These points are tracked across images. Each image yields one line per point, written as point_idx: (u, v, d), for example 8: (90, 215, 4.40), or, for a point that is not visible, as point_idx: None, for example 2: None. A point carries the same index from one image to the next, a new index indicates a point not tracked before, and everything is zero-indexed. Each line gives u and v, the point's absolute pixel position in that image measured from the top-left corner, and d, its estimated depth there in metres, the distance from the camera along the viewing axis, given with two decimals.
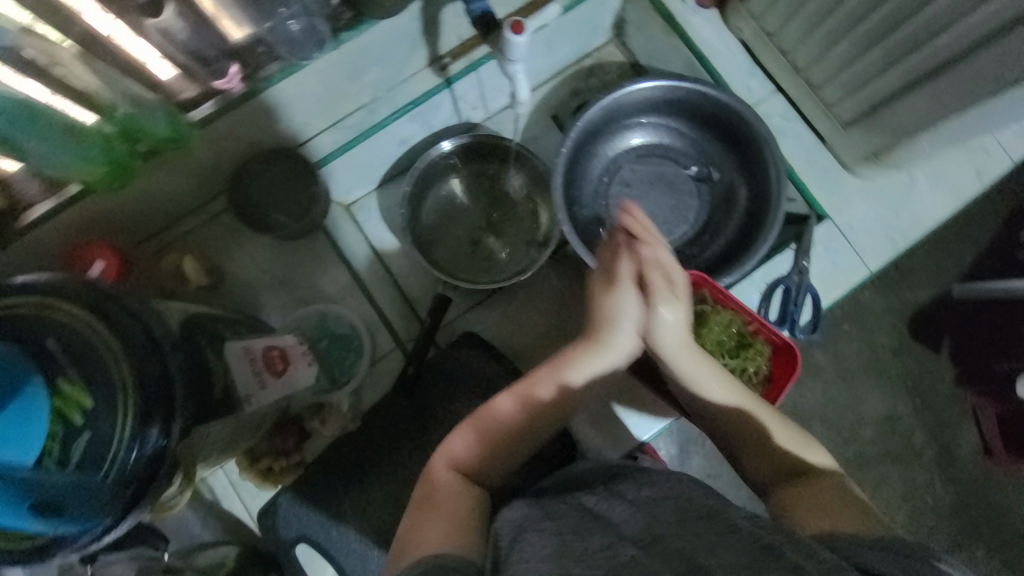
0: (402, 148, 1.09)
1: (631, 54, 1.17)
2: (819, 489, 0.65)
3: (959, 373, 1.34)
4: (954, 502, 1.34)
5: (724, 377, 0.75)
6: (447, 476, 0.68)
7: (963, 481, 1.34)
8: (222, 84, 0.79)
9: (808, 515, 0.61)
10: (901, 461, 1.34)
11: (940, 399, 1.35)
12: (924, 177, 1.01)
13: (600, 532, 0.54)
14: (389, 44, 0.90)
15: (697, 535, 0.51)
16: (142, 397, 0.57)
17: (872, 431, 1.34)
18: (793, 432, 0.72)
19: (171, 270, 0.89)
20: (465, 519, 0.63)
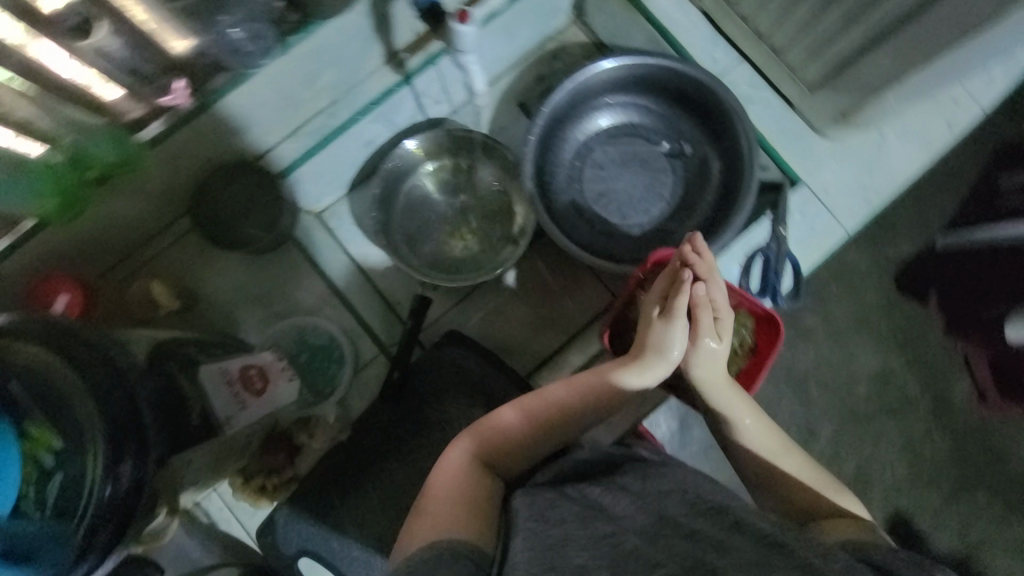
0: (369, 150, 1.06)
1: (594, 33, 1.13)
2: (844, 521, 0.64)
3: (947, 321, 1.35)
4: (956, 451, 1.34)
5: (750, 408, 0.75)
6: (452, 480, 0.66)
7: (963, 430, 1.34)
8: (167, 100, 0.76)
9: (834, 536, 0.61)
10: (898, 415, 1.35)
11: (932, 350, 1.35)
12: (894, 132, 1.00)
13: (603, 520, 0.56)
14: (341, 45, 0.87)
15: (706, 531, 0.53)
16: (111, 433, 0.56)
17: (867, 388, 1.35)
18: (813, 464, 0.72)
19: (140, 297, 0.88)
20: (472, 510, 0.62)
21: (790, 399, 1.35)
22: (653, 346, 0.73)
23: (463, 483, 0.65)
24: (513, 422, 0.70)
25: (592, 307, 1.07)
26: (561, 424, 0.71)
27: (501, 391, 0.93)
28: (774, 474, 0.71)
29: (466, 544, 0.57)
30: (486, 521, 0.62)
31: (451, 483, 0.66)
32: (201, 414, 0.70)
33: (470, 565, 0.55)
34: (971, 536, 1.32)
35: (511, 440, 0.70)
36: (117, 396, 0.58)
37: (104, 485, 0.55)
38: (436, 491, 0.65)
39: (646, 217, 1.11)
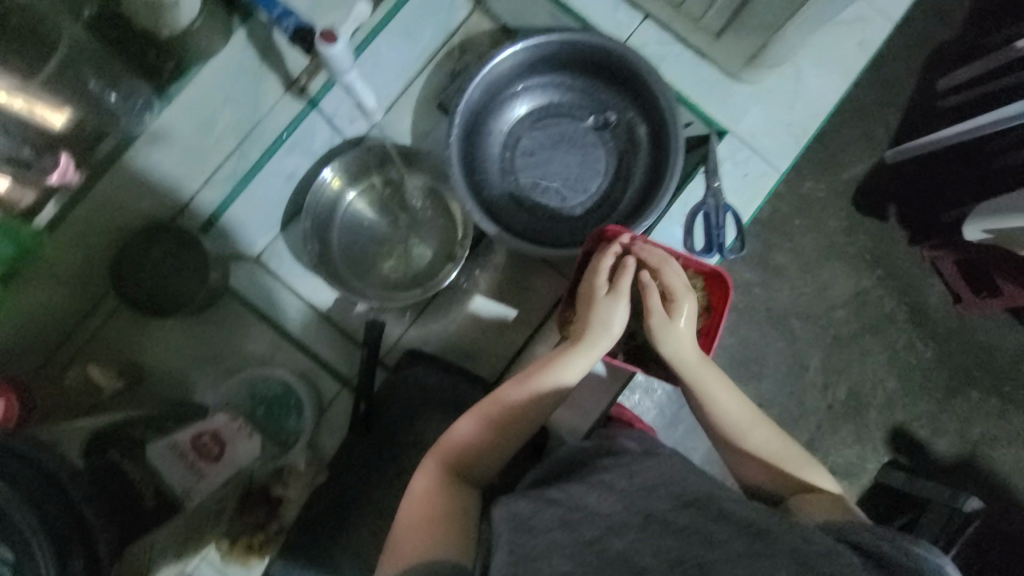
0: (293, 183, 1.00)
1: (496, 18, 1.10)
2: (815, 496, 0.67)
3: (911, 233, 1.37)
4: (941, 355, 1.37)
5: (725, 388, 0.73)
6: (428, 505, 0.64)
7: (944, 333, 1.37)
8: (57, 180, 0.74)
9: (813, 516, 0.64)
10: (879, 331, 1.37)
11: (900, 263, 1.37)
12: (808, 64, 1.00)
13: (591, 523, 0.56)
14: (229, 85, 0.86)
15: (698, 523, 0.54)
16: (51, 538, 0.52)
17: (846, 312, 1.37)
18: (784, 435, 0.73)
19: (79, 384, 0.87)
20: (449, 528, 0.62)
21: (775, 336, 1.37)
22: (602, 330, 0.73)
23: (436, 502, 0.65)
24: (477, 429, 0.69)
25: (551, 295, 1.06)
26: (524, 423, 0.70)
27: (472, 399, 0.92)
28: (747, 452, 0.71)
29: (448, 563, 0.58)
30: (464, 537, 0.62)
31: (424, 503, 0.64)
32: (155, 493, 0.68)
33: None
34: (970, 433, 1.36)
35: (478, 447, 0.69)
36: (53, 500, 0.54)
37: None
38: (410, 514, 0.64)
39: (586, 194, 1.10)
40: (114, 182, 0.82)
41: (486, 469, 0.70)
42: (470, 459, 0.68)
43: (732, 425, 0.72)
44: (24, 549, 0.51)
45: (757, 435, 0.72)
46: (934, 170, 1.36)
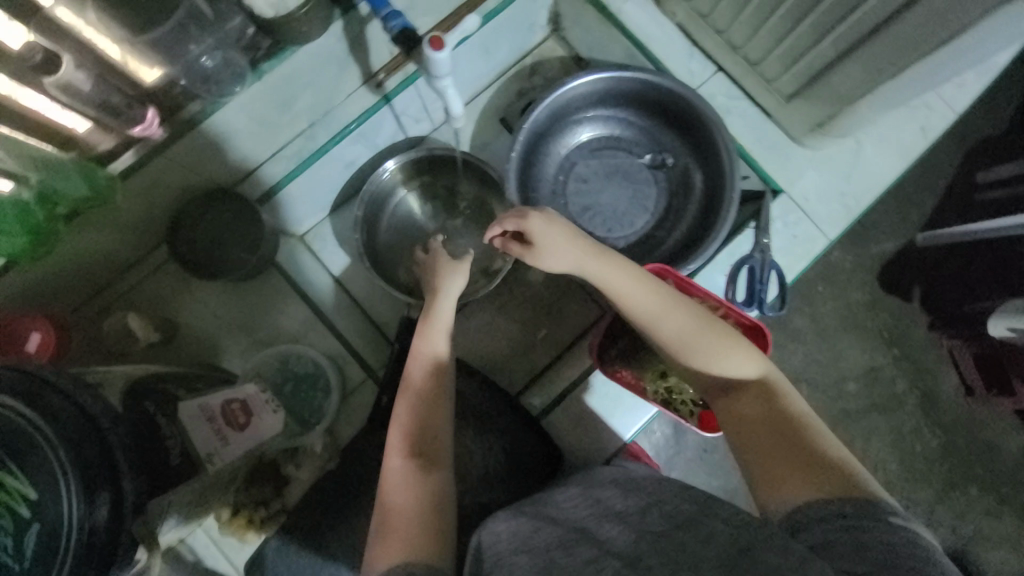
0: (349, 171, 1.04)
1: (572, 47, 1.15)
2: (759, 407, 0.65)
3: (932, 318, 1.36)
4: (944, 446, 1.36)
5: (645, 284, 0.73)
6: (395, 488, 0.68)
7: (950, 424, 1.35)
8: (140, 131, 0.75)
9: (785, 481, 0.58)
10: (886, 411, 1.36)
11: (915, 347, 1.37)
12: (869, 140, 1.01)
13: (586, 548, 0.54)
14: (317, 68, 0.86)
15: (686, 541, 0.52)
16: (83, 483, 0.52)
17: (855, 385, 1.37)
18: (705, 316, 0.72)
19: (116, 332, 0.85)
20: (422, 518, 0.65)
21: None
22: (454, 279, 0.86)
23: (408, 487, 0.68)
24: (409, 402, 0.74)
25: (581, 320, 1.08)
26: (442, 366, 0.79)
27: (481, 402, 0.97)
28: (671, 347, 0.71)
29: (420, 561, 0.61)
30: (440, 529, 0.65)
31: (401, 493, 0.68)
32: (181, 453, 0.66)
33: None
34: (963, 531, 1.34)
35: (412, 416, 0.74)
36: (92, 445, 0.53)
37: (84, 524, 0.51)
38: (387, 506, 0.67)
39: (632, 229, 1.12)
40: (191, 146, 0.81)
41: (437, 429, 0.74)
42: (416, 431, 0.72)
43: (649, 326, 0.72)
44: (57, 489, 0.51)
45: (673, 323, 0.71)
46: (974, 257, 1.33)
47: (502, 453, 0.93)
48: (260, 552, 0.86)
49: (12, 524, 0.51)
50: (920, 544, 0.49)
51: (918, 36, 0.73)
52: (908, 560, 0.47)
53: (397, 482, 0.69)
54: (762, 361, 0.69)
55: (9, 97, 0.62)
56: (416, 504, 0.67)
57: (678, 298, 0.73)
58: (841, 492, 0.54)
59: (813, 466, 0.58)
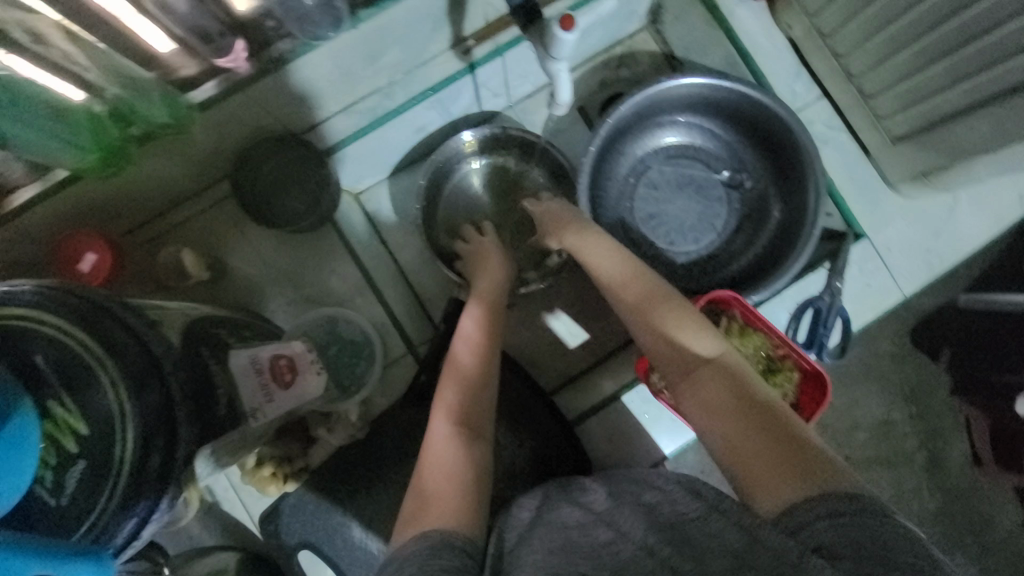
0: (418, 137, 1.01)
1: (667, 45, 1.05)
2: (716, 386, 0.61)
3: (955, 383, 1.29)
4: (939, 510, 1.32)
5: (613, 248, 0.79)
6: (437, 459, 0.64)
7: (951, 491, 1.31)
8: (226, 62, 0.70)
9: (767, 477, 0.53)
10: (890, 466, 1.31)
11: (934, 407, 1.31)
12: (966, 200, 0.96)
13: (602, 530, 0.55)
14: (411, 24, 0.79)
15: (685, 527, 0.52)
16: (142, 424, 0.51)
17: (865, 435, 1.31)
18: (660, 291, 0.72)
19: (168, 266, 0.84)
20: (461, 490, 0.61)
21: None
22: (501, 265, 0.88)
23: (452, 455, 0.65)
24: (456, 380, 0.72)
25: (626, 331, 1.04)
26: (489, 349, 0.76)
27: (518, 395, 0.96)
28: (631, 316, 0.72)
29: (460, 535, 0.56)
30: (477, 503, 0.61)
31: (444, 474, 0.63)
32: (228, 405, 0.64)
33: (464, 558, 0.54)
34: None
35: (464, 389, 0.71)
36: (152, 387, 0.52)
37: (137, 465, 0.50)
38: (427, 476, 0.63)
39: (695, 246, 1.07)
40: (268, 86, 0.76)
41: (484, 404, 0.71)
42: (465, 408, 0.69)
43: (608, 288, 0.76)
44: (118, 425, 0.50)
45: (625, 288, 0.74)
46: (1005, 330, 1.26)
47: (532, 451, 0.91)
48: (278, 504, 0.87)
49: (55, 459, 0.50)
50: (917, 541, 0.47)
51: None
52: (902, 558, 0.45)
53: (439, 454, 0.65)
54: (720, 339, 0.66)
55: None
56: (459, 480, 0.62)
57: (636, 267, 0.76)
58: (829, 484, 0.50)
59: (797, 454, 0.53)
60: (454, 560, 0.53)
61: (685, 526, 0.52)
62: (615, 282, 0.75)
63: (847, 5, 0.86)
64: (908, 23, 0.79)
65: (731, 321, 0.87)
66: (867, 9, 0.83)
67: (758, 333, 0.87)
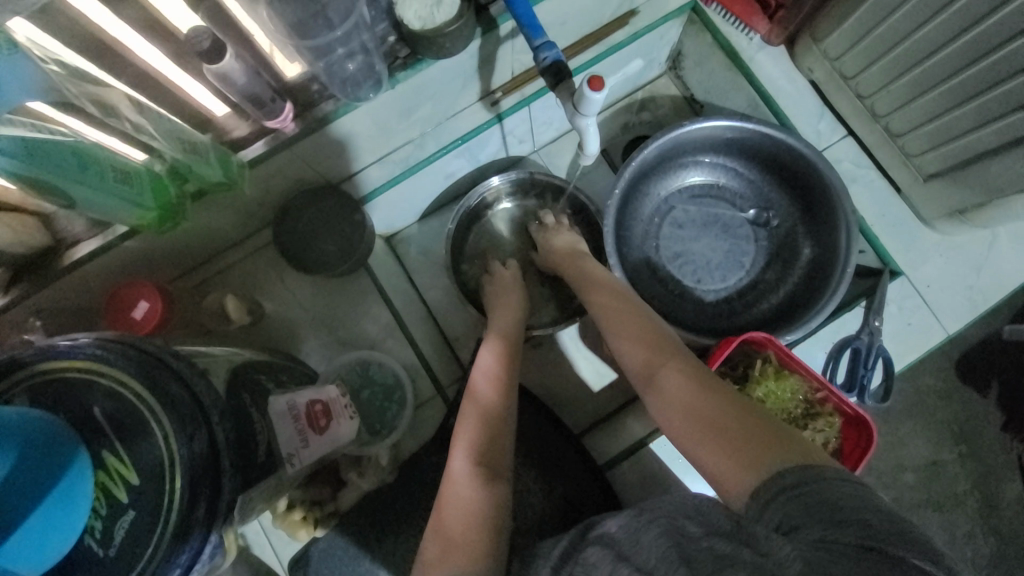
0: (448, 182, 1.06)
1: (687, 88, 1.13)
2: (687, 392, 0.64)
3: (1006, 420, 1.28)
4: (997, 556, 1.26)
5: (599, 274, 0.87)
6: (454, 494, 0.65)
7: (1009, 536, 1.26)
8: (274, 123, 0.75)
9: (733, 466, 0.55)
10: (942, 510, 1.27)
11: (986, 447, 1.28)
12: (1009, 236, 0.93)
13: (604, 563, 0.52)
14: (445, 81, 0.84)
15: (690, 546, 0.48)
16: (189, 477, 0.52)
17: (913, 477, 1.28)
18: (639, 314, 0.78)
19: (213, 311, 0.88)
20: (480, 534, 0.61)
21: None
22: (518, 294, 0.92)
23: (474, 498, 0.64)
24: (471, 407, 0.73)
25: None
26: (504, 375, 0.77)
27: (545, 435, 0.95)
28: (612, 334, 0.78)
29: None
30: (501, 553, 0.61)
31: (462, 511, 0.63)
32: (267, 451, 0.65)
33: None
34: None
35: (485, 428, 0.71)
36: (202, 438, 0.53)
37: (183, 516, 0.52)
38: (448, 513, 0.63)
39: (723, 284, 1.06)
40: (315, 143, 0.81)
41: (506, 449, 0.70)
42: (484, 440, 0.69)
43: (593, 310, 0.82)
44: (169, 478, 0.52)
45: (604, 308, 0.81)
46: None
47: (561, 497, 0.90)
48: (306, 551, 0.87)
49: (104, 508, 0.51)
50: (878, 501, 0.47)
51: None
52: (856, 513, 0.45)
53: (459, 489, 0.65)
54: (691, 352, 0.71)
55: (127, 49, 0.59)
56: (477, 518, 0.63)
57: (616, 290, 0.83)
58: (787, 461, 0.52)
59: (758, 441, 0.55)
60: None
61: (684, 537, 0.49)
62: (604, 304, 0.81)
63: (871, 49, 0.86)
64: (935, 65, 0.79)
65: (766, 363, 0.85)
66: (891, 53, 0.84)
67: (795, 375, 0.84)
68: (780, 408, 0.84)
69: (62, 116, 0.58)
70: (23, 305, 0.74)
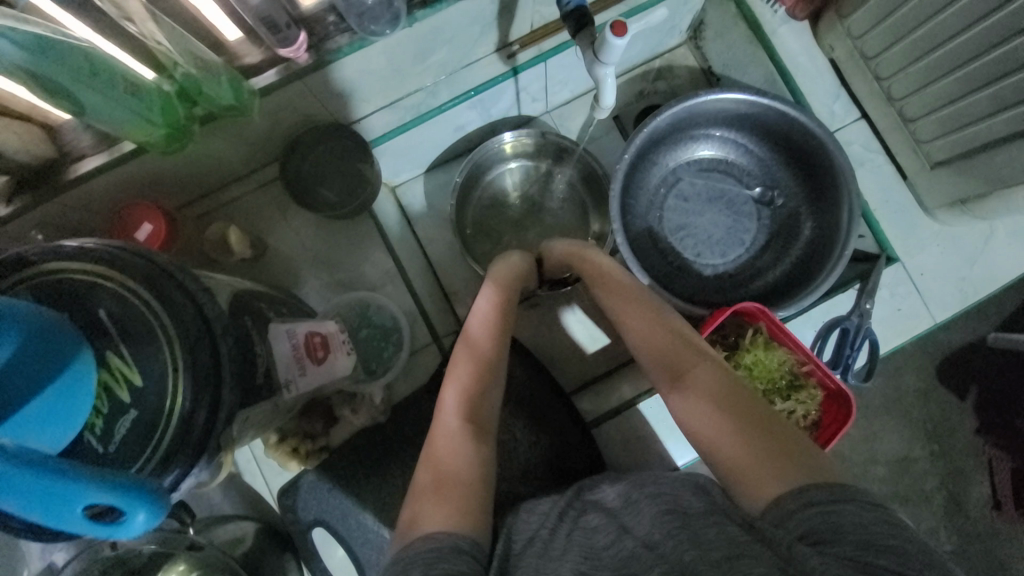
0: (456, 135, 1.05)
1: (706, 60, 1.09)
2: (702, 385, 0.63)
3: (981, 423, 1.32)
4: (956, 551, 1.33)
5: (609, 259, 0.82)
6: (442, 458, 0.63)
7: (969, 533, 1.32)
8: (288, 52, 0.72)
9: (755, 474, 0.55)
10: (909, 502, 1.33)
11: (958, 446, 1.33)
12: (1006, 232, 0.94)
13: (606, 530, 0.59)
14: (463, 25, 0.82)
15: (693, 522, 0.54)
16: (191, 378, 0.54)
17: (885, 469, 1.33)
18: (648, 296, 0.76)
19: (215, 240, 0.88)
20: (469, 490, 0.61)
21: None
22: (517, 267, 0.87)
23: (462, 455, 0.64)
24: (461, 374, 0.70)
25: None
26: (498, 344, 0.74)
27: (534, 389, 0.97)
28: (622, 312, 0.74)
29: (467, 541, 0.56)
30: (484, 507, 0.61)
31: (452, 470, 0.62)
32: (266, 372, 0.66)
33: (471, 562, 0.55)
34: None
35: (473, 381, 0.70)
36: (204, 347, 0.55)
37: (183, 417, 0.54)
38: (435, 467, 0.63)
39: (722, 260, 1.07)
40: (327, 77, 0.79)
41: (490, 402, 0.70)
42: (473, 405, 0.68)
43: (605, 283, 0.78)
44: (171, 380, 0.53)
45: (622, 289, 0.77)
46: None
47: (548, 448, 0.93)
48: (295, 482, 0.90)
49: (106, 407, 0.53)
50: (907, 530, 0.49)
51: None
52: (885, 539, 0.47)
53: (449, 456, 0.63)
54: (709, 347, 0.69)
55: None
56: (468, 484, 0.62)
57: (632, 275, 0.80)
58: (814, 477, 0.53)
59: (780, 451, 0.56)
60: (463, 565, 0.54)
61: (688, 517, 0.55)
62: (613, 285, 0.77)
63: (897, 28, 0.85)
64: (959, 48, 0.79)
65: (757, 334, 0.87)
66: (915, 33, 0.83)
67: (783, 347, 0.86)
68: (764, 379, 0.86)
69: (64, 14, 0.55)
70: (28, 216, 0.74)
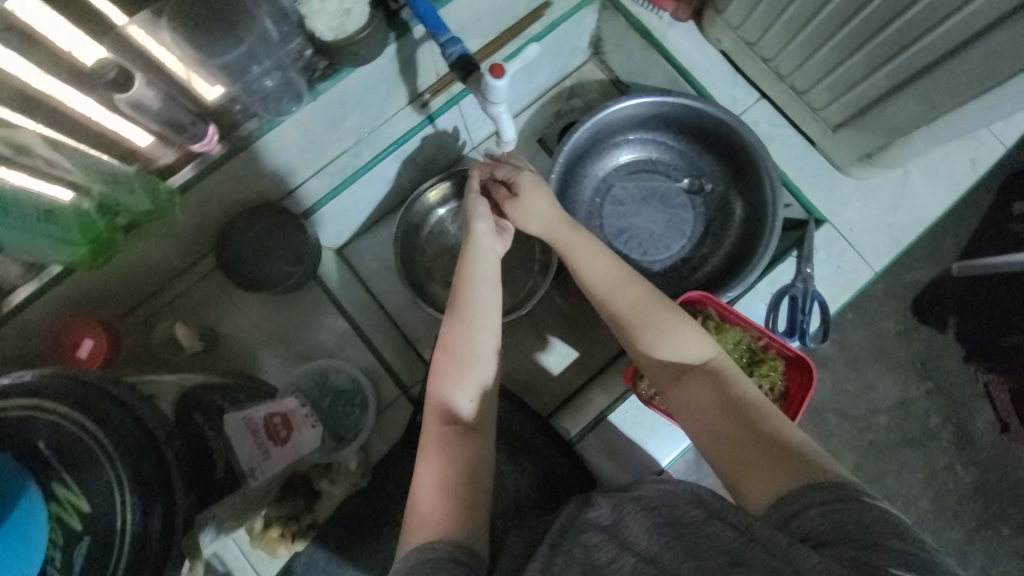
0: (388, 187, 1.06)
1: (612, 71, 1.18)
2: (699, 388, 0.67)
3: (967, 351, 1.35)
4: (977, 483, 1.33)
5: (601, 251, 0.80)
6: (430, 504, 0.62)
7: (983, 462, 1.33)
8: (199, 147, 0.75)
9: (756, 474, 0.58)
10: (918, 445, 1.34)
11: (951, 379, 1.35)
12: (919, 174, 0.99)
13: (606, 546, 0.55)
14: (368, 88, 0.85)
15: (689, 531, 0.54)
16: (139, 491, 0.53)
17: (886, 418, 1.35)
18: (650, 291, 0.76)
19: (163, 341, 0.89)
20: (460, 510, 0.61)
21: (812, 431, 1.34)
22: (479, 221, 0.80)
23: (450, 478, 0.64)
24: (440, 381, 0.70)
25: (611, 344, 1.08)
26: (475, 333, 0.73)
27: (510, 422, 0.97)
28: (618, 318, 0.75)
29: (464, 551, 0.58)
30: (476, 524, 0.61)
31: (446, 502, 0.62)
32: (225, 467, 0.70)
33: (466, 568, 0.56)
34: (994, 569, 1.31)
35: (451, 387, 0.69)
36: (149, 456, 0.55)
37: (137, 534, 0.53)
38: (428, 507, 0.62)
39: (667, 253, 1.10)
40: (244, 162, 0.81)
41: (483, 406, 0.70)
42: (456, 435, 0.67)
43: (599, 287, 0.77)
44: (117, 500, 0.52)
45: (624, 295, 0.75)
46: (999, 293, 1.35)
47: (533, 476, 0.92)
48: None
49: (61, 538, 0.51)
50: (894, 517, 0.50)
51: (978, 73, 0.73)
52: (886, 538, 0.48)
53: (439, 497, 0.62)
54: (708, 346, 0.70)
55: (52, 98, 0.62)
56: (461, 517, 0.61)
57: (629, 273, 0.78)
58: (812, 477, 0.55)
59: (779, 452, 0.59)
60: None
61: (685, 527, 0.55)
62: (613, 287, 0.76)
63: (767, 13, 0.92)
64: (826, 19, 0.85)
65: (708, 319, 0.89)
66: (786, 13, 0.89)
67: (736, 327, 0.88)
68: None
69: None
70: None
